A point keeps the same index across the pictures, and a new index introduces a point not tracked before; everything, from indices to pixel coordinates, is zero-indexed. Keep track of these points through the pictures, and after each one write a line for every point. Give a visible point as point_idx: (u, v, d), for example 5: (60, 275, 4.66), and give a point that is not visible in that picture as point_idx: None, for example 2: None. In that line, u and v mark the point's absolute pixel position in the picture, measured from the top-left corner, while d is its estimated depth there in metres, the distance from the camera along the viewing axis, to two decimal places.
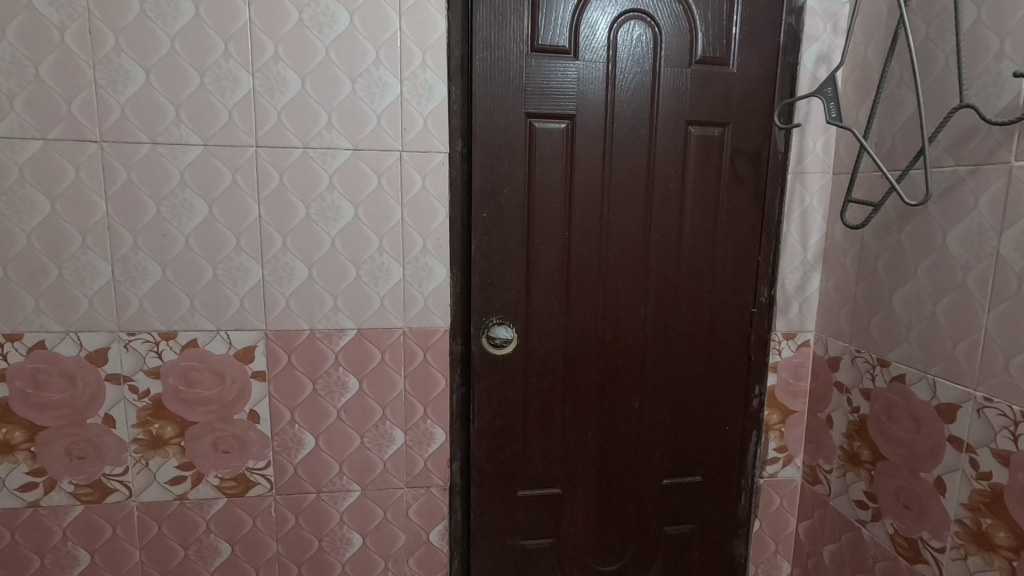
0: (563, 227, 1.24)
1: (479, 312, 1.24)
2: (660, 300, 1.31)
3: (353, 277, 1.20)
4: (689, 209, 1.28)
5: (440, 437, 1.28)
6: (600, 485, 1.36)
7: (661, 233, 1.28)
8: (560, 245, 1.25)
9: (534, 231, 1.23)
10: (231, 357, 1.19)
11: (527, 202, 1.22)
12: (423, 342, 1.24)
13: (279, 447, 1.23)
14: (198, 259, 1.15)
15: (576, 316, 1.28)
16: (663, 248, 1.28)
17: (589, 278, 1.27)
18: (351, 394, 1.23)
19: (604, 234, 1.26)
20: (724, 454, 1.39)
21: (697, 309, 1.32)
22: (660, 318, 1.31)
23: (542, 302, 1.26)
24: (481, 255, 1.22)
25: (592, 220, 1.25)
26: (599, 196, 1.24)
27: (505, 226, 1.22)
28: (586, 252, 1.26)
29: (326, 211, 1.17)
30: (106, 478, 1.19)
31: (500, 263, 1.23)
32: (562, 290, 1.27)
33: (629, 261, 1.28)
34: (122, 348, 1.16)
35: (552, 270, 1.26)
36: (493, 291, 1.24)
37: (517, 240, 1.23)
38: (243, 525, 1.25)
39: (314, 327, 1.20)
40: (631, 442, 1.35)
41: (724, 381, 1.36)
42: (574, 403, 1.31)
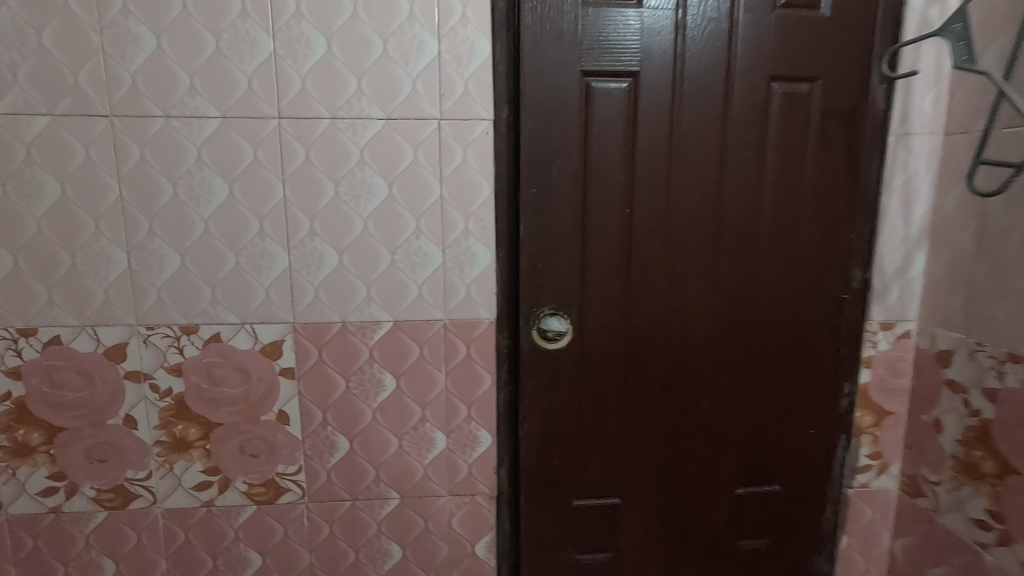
0: (623, 203, 1.09)
1: (528, 302, 1.10)
2: (735, 286, 1.14)
3: (388, 263, 1.07)
4: (770, 180, 1.11)
5: (485, 440, 1.15)
6: (665, 495, 1.21)
7: (736, 208, 1.11)
8: (620, 225, 1.10)
9: (591, 209, 1.08)
10: (257, 353, 1.08)
11: (582, 175, 1.07)
12: (466, 336, 1.11)
13: (311, 451, 1.12)
14: (218, 246, 1.04)
15: (638, 306, 1.13)
16: (739, 227, 1.12)
17: (653, 262, 1.11)
18: (388, 393, 1.11)
19: (672, 211, 1.10)
20: (807, 461, 1.22)
21: (778, 296, 1.15)
22: (735, 308, 1.15)
23: (600, 290, 1.11)
24: (530, 238, 1.08)
25: (656, 196, 1.09)
26: (666, 167, 1.08)
27: (558, 204, 1.07)
28: (649, 233, 1.10)
29: (357, 189, 1.04)
30: (128, 483, 1.11)
31: (552, 245, 1.09)
32: (623, 275, 1.11)
33: (700, 243, 1.12)
34: (141, 343, 1.06)
35: (611, 253, 1.10)
36: (545, 278, 1.10)
37: (571, 220, 1.08)
38: (274, 534, 1.15)
39: (346, 320, 1.08)
40: (700, 447, 1.20)
41: (808, 379, 1.19)
42: (636, 404, 1.16)
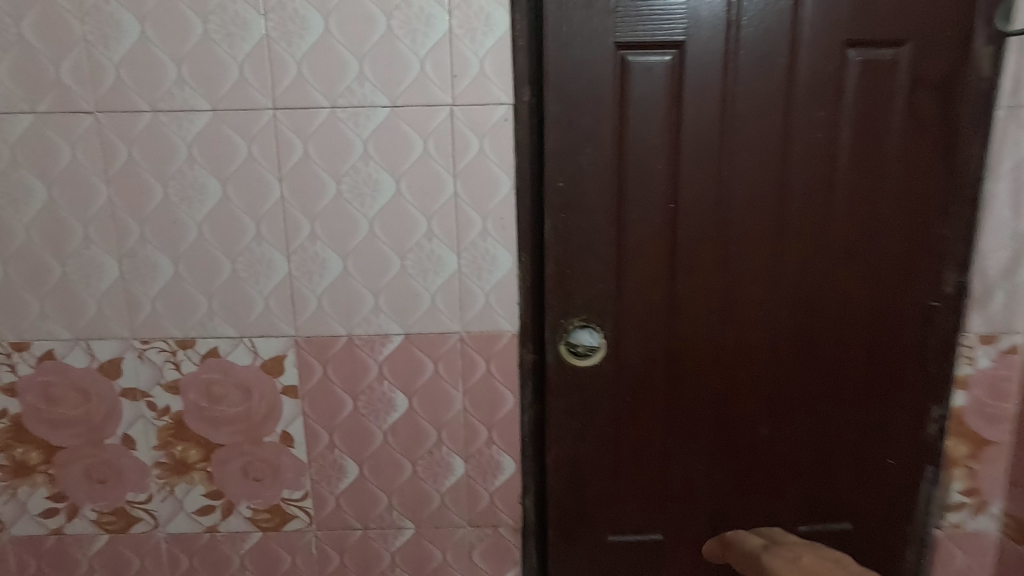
0: (665, 198, 0.94)
1: (555, 312, 0.97)
2: (799, 293, 0.97)
3: (397, 269, 0.95)
4: (844, 167, 0.93)
5: (509, 466, 1.02)
6: (714, 531, 1.06)
7: (802, 201, 0.94)
8: (662, 224, 0.95)
9: (627, 206, 0.95)
10: (257, 368, 0.99)
11: (616, 166, 0.93)
12: (485, 350, 0.98)
13: (318, 475, 1.02)
14: (213, 252, 0.95)
15: (683, 316, 0.98)
16: (805, 223, 0.95)
17: (700, 265, 0.96)
18: (400, 413, 1.00)
19: (722, 206, 0.94)
20: (884, 493, 1.04)
21: (852, 304, 0.98)
22: (800, 318, 0.98)
23: (638, 298, 0.97)
24: (557, 240, 0.95)
25: (703, 188, 0.94)
26: (717, 153, 0.92)
27: (588, 201, 0.94)
28: (695, 232, 0.95)
29: (361, 186, 0.92)
30: (129, 505, 1.04)
31: (582, 248, 0.96)
32: (665, 281, 0.97)
33: (757, 242, 0.95)
34: (137, 358, 0.98)
35: (651, 256, 0.96)
36: (574, 286, 0.97)
37: (603, 219, 0.95)
38: (281, 563, 1.06)
39: (352, 333, 0.98)
40: (756, 476, 1.04)
41: (888, 400, 1.01)
42: (681, 427, 1.02)
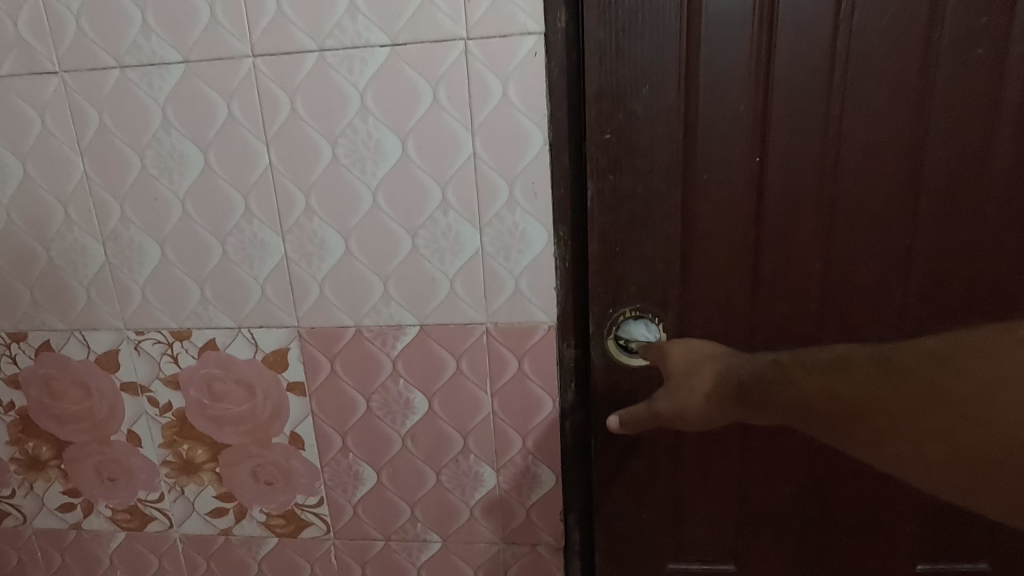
0: (748, 155, 0.73)
1: (602, 301, 0.79)
2: (930, 277, 0.76)
3: (408, 249, 0.79)
4: (1001, 112, 0.70)
5: (548, 480, 0.86)
6: (800, 560, 0.90)
7: (939, 158, 0.72)
8: (744, 189, 0.74)
9: (697, 166, 0.74)
10: (258, 363, 0.87)
11: (681, 112, 0.72)
12: (517, 345, 0.81)
13: (333, 481, 0.91)
14: (201, 232, 0.82)
15: (769, 305, 0.78)
16: (940, 186, 0.72)
17: (794, 242, 0.76)
18: (419, 416, 0.86)
19: (827, 167, 0.73)
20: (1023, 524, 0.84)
21: (1000, 292, 0.75)
22: (927, 309, 0.77)
23: (709, 283, 0.78)
24: (604, 211, 0.75)
25: (800, 144, 0.72)
26: (822, 97, 0.71)
27: (645, 159, 0.73)
28: (789, 200, 0.74)
29: (361, 149, 0.76)
30: (142, 504, 0.97)
31: (637, 221, 0.76)
32: (746, 262, 0.77)
33: (872, 212, 0.74)
34: (133, 350, 0.89)
35: (731, 230, 0.76)
36: (627, 269, 0.78)
37: (664, 182, 0.74)
38: (300, 571, 0.97)
39: (360, 325, 0.83)
40: (854, 499, 0.87)
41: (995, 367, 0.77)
42: (764, 443, 0.84)
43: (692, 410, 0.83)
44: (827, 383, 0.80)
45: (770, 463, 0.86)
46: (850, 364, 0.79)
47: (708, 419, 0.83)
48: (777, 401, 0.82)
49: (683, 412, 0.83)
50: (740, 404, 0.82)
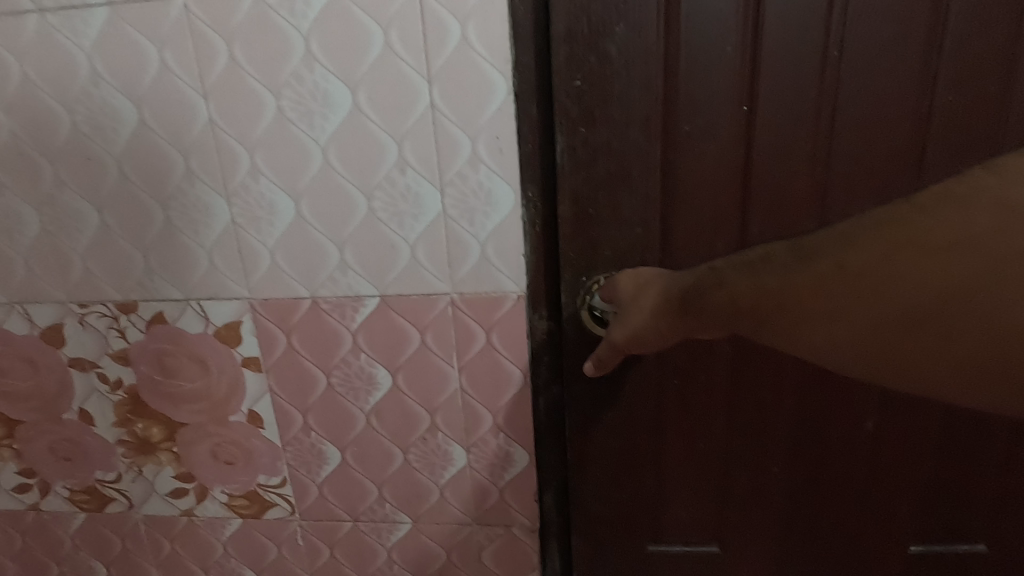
0: (736, 102, 0.66)
1: (575, 269, 0.73)
2: None
3: (364, 213, 0.72)
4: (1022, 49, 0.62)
5: (521, 459, 0.82)
6: (788, 543, 0.86)
7: (948, 102, 0.64)
8: (730, 141, 0.67)
9: (678, 115, 0.67)
10: (210, 338, 0.81)
11: (661, 53, 0.64)
12: (485, 316, 0.75)
13: (296, 461, 0.86)
14: (141, 195, 0.75)
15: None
16: (947, 138, 0.66)
17: (787, 202, 0.69)
18: (383, 393, 0.81)
19: (824, 115, 0.66)
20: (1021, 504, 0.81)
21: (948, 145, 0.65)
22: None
23: (692, 247, 0.72)
24: (576, 168, 0.68)
25: (796, 88, 0.65)
26: (821, 34, 0.63)
27: (621, 108, 0.66)
28: (781, 153, 0.67)
29: (308, 101, 0.68)
30: (100, 485, 0.93)
31: (612, 180, 0.69)
32: (734, 223, 0.70)
33: (872, 167, 0.67)
34: (78, 325, 0.83)
35: (716, 190, 0.69)
36: (602, 233, 0.71)
37: (641, 133, 0.67)
38: (267, 552, 0.93)
39: (316, 296, 0.77)
40: (845, 479, 0.82)
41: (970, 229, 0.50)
42: (751, 420, 0.80)
43: (647, 332, 0.68)
44: (747, 287, 0.62)
45: (755, 442, 0.81)
46: (762, 261, 0.63)
47: (665, 343, 0.69)
48: (718, 307, 0.64)
49: (640, 338, 0.68)
50: (688, 317, 0.67)
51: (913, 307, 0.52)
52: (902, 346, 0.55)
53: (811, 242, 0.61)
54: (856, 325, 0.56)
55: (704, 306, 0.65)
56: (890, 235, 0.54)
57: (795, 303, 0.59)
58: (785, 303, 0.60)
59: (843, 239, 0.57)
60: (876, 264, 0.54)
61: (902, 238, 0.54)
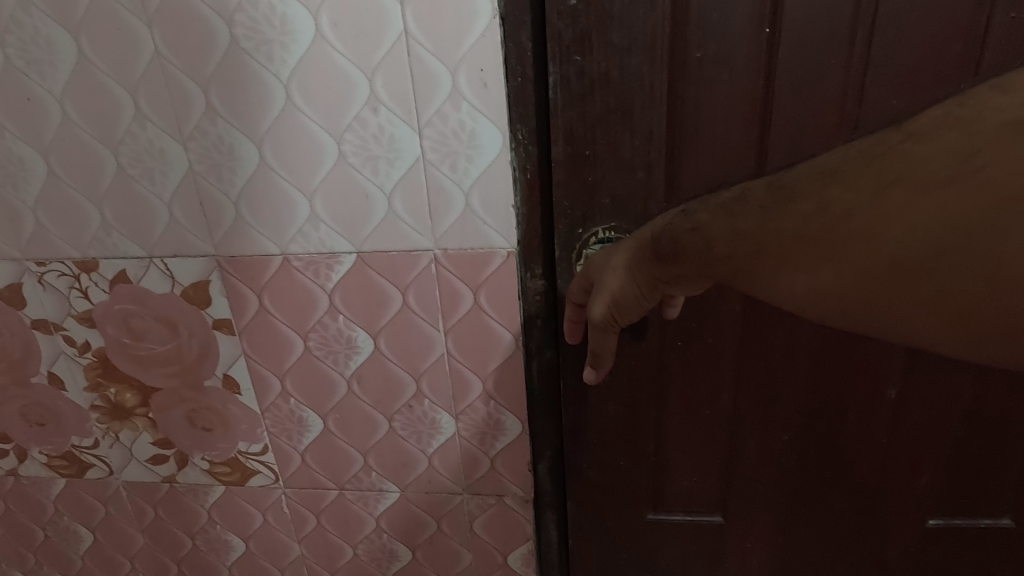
0: (757, 21, 0.57)
1: (570, 218, 0.66)
2: None
3: (334, 158, 0.65)
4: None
5: (513, 427, 0.76)
6: (799, 513, 0.81)
7: (1009, 21, 0.55)
8: (748, 70, 0.59)
9: (688, 39, 0.58)
10: (177, 299, 0.74)
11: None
12: (471, 274, 0.68)
13: (276, 428, 0.81)
14: (89, 140, 0.68)
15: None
16: (1005, 66, 0.57)
17: (811, 140, 0.61)
18: (364, 357, 0.75)
19: (861, 36, 0.57)
20: None
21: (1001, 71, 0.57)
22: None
23: (701, 195, 0.64)
24: (570, 103, 0.61)
25: (829, 4, 0.56)
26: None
27: (621, 31, 0.58)
28: (808, 83, 0.59)
29: (263, 27, 0.60)
30: (78, 451, 0.89)
31: (612, 117, 0.61)
32: (750, 166, 0.63)
33: (914, 99, 0.59)
34: (38, 284, 0.77)
35: (729, 129, 0.61)
36: (599, 178, 0.64)
37: (644, 61, 0.59)
38: (253, 520, 0.90)
39: (287, 252, 0.70)
40: (862, 448, 0.76)
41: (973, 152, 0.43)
42: (760, 385, 0.73)
43: (620, 291, 0.63)
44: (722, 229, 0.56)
45: (766, 408, 0.75)
46: (738, 203, 0.56)
47: (647, 298, 0.62)
48: (687, 258, 0.59)
49: (618, 298, 0.63)
50: (664, 267, 0.60)
51: (890, 260, 0.47)
52: (880, 290, 0.49)
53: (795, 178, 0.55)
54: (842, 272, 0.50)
55: (678, 253, 0.59)
56: (881, 171, 0.48)
57: (783, 247, 0.52)
58: (771, 236, 0.53)
59: (825, 175, 0.52)
60: (861, 208, 0.48)
61: (899, 178, 0.47)
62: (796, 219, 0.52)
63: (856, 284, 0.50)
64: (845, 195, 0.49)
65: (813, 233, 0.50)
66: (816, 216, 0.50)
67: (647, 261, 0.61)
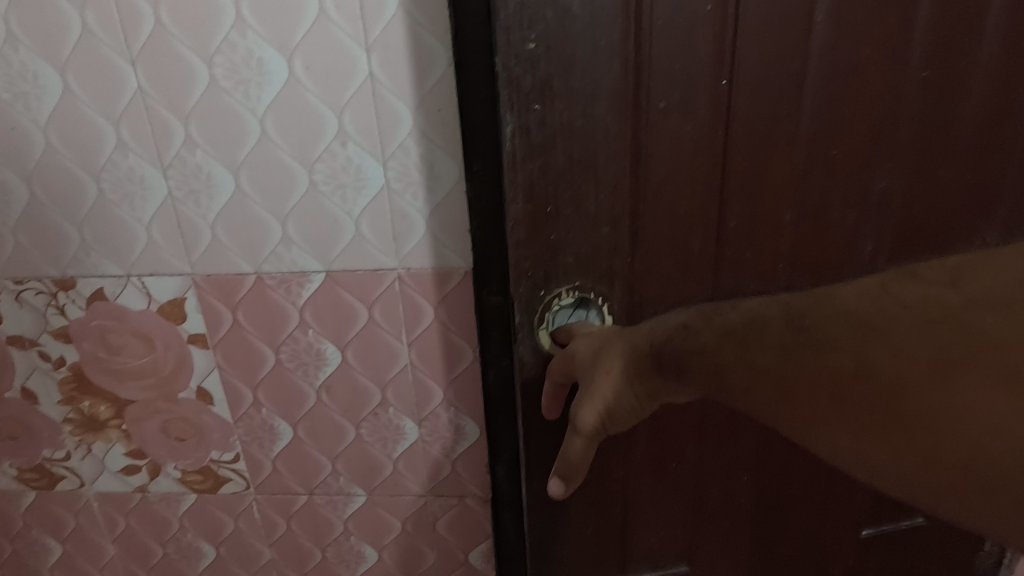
0: (715, 73, 0.58)
1: (530, 281, 0.63)
2: (901, 217, 0.68)
3: (305, 186, 0.71)
4: (985, 20, 0.60)
5: (472, 430, 0.83)
6: (756, 550, 0.86)
7: (921, 79, 0.62)
8: (706, 121, 0.60)
9: (652, 89, 0.58)
10: (153, 315, 0.79)
11: (631, 9, 0.54)
12: (432, 291, 0.75)
13: (248, 436, 0.86)
14: (72, 167, 0.72)
15: (731, 266, 0.67)
16: (922, 117, 0.63)
17: (764, 187, 0.64)
18: (333, 367, 0.80)
19: (808, 88, 0.60)
20: None
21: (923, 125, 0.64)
22: (896, 260, 0.70)
23: (665, 243, 0.65)
24: (530, 156, 0.58)
25: (777, 61, 0.59)
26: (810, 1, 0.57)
27: (584, 79, 0.56)
28: (760, 134, 0.62)
29: (241, 69, 0.66)
30: (49, 463, 0.91)
31: (577, 171, 0.60)
32: (711, 214, 0.65)
33: (848, 148, 0.64)
34: (14, 302, 0.80)
35: (685, 179, 0.62)
36: (562, 236, 0.62)
37: (608, 111, 0.58)
38: (224, 526, 0.94)
39: (260, 272, 0.76)
40: (807, 481, 0.82)
41: None
42: (723, 431, 0.77)
43: (617, 400, 0.60)
44: (731, 357, 0.56)
45: (725, 452, 0.78)
46: (750, 332, 0.56)
47: (642, 408, 0.61)
48: (693, 379, 0.58)
49: (610, 410, 0.60)
50: (664, 380, 0.59)
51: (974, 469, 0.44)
52: (951, 488, 0.46)
53: (818, 308, 0.55)
54: (877, 441, 0.50)
55: (682, 370, 0.58)
56: (931, 339, 0.48)
57: (815, 400, 0.52)
58: (807, 389, 0.53)
59: (860, 327, 0.51)
60: (920, 379, 0.47)
61: (954, 347, 0.47)
62: (839, 366, 0.51)
63: (909, 468, 0.48)
64: (894, 344, 0.50)
65: (852, 388, 0.50)
66: (862, 372, 0.50)
67: (645, 374, 0.59)
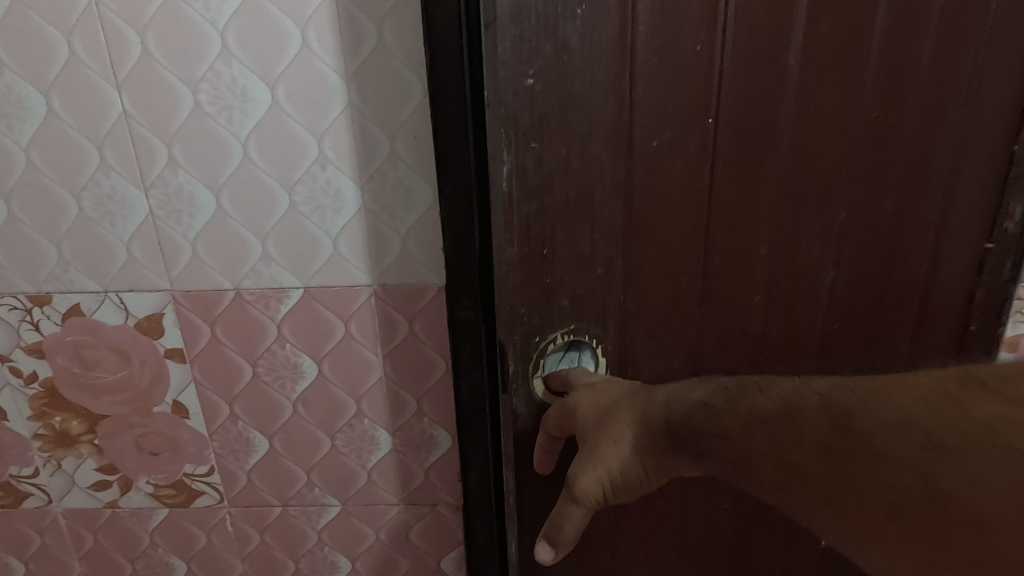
0: (702, 112, 0.65)
1: (526, 325, 0.69)
2: (862, 247, 0.73)
3: (285, 207, 0.74)
4: (921, 70, 0.66)
5: (444, 441, 0.86)
6: None
7: (874, 120, 0.68)
8: (691, 156, 0.66)
9: (646, 127, 0.64)
10: (129, 330, 0.80)
11: (625, 58, 0.61)
12: (407, 307, 0.79)
13: (223, 449, 0.88)
14: (52, 185, 0.74)
15: (718, 290, 0.72)
16: (881, 156, 0.70)
17: (744, 218, 0.70)
18: (309, 380, 0.83)
19: (786, 127, 0.67)
20: None
21: (882, 164, 0.70)
22: (857, 284, 0.75)
23: (659, 269, 0.70)
24: (529, 197, 0.64)
25: (752, 103, 0.65)
26: (774, 49, 0.64)
27: (581, 116, 0.62)
28: (741, 169, 0.68)
29: (226, 96, 0.69)
30: (16, 480, 0.91)
31: (576, 204, 0.65)
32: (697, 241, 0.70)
33: (820, 183, 0.70)
34: None
35: (672, 211, 0.68)
36: (557, 278, 0.68)
37: (603, 148, 0.64)
38: (196, 540, 0.94)
39: (239, 287, 0.78)
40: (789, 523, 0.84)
41: None
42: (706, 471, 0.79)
43: (623, 471, 0.58)
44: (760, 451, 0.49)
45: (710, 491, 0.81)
46: (784, 424, 0.48)
47: (647, 483, 0.58)
48: (712, 461, 0.53)
49: (614, 482, 0.58)
50: (675, 457, 0.56)
51: None
52: None
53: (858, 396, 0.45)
54: None
55: (699, 454, 0.54)
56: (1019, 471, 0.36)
57: (867, 521, 0.42)
58: (855, 505, 0.43)
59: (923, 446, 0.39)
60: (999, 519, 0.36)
61: None
62: (893, 489, 0.40)
63: None
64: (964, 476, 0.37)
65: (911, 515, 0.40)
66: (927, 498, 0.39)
67: (657, 449, 0.56)
